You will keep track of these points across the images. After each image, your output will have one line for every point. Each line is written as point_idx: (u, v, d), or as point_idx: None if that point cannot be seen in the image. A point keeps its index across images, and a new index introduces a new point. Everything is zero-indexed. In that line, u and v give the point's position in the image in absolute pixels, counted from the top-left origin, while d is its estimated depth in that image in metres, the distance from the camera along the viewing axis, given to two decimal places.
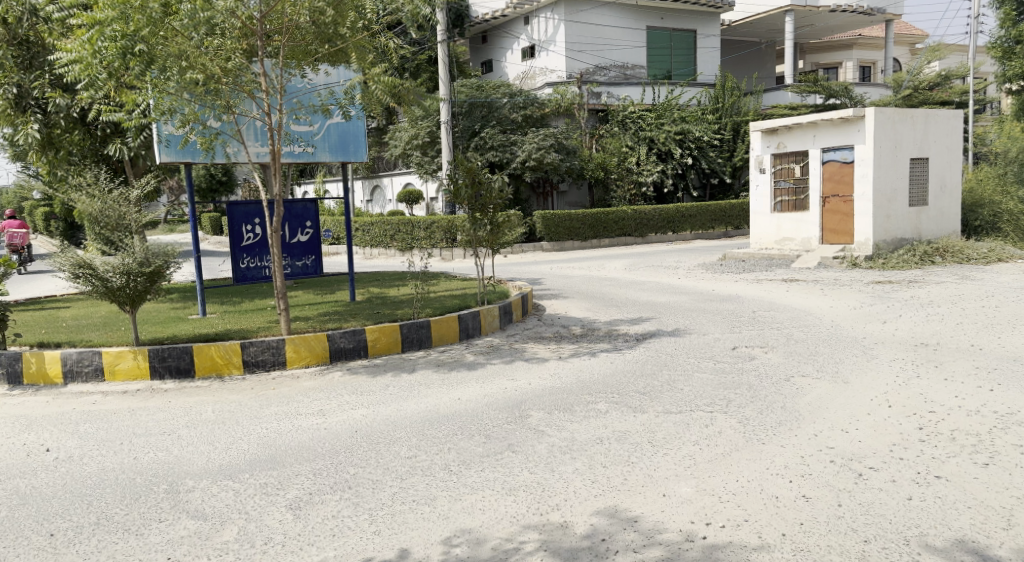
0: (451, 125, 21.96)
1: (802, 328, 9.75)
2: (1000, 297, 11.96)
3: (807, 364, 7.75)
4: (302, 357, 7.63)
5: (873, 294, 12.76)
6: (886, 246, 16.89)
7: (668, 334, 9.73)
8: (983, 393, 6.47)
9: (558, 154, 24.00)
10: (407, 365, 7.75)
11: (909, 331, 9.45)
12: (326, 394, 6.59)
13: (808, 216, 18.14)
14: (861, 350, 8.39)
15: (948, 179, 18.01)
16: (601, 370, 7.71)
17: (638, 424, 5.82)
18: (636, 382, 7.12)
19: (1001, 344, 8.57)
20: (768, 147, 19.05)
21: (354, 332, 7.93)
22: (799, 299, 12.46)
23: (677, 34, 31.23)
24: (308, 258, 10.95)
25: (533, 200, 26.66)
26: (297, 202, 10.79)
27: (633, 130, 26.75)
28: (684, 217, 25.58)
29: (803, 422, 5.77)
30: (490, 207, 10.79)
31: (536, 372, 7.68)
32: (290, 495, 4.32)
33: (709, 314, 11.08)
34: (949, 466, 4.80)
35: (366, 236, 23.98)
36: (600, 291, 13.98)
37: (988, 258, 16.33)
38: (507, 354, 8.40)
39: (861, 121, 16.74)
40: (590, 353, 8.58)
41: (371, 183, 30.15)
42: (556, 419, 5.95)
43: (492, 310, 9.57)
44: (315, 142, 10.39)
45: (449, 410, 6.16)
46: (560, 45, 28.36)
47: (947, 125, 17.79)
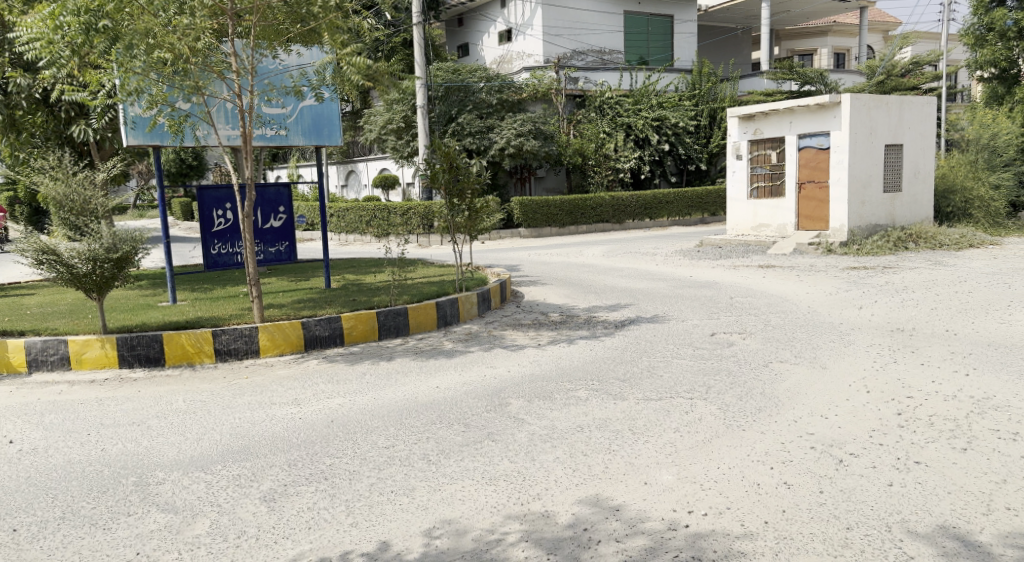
0: (427, 109, 21.78)
1: (780, 314, 9.78)
2: (973, 282, 12.09)
3: (785, 350, 7.78)
4: (276, 345, 7.51)
5: (848, 279, 12.85)
6: (860, 232, 17.01)
7: (646, 320, 9.72)
8: (959, 378, 6.50)
9: (536, 140, 23.96)
10: (385, 353, 7.66)
11: (885, 316, 9.51)
12: (302, 383, 6.49)
13: (784, 203, 18.21)
14: (838, 336, 8.44)
15: (922, 166, 18.16)
16: (580, 357, 7.68)
17: (617, 412, 5.79)
18: (616, 369, 7.10)
19: (976, 329, 8.65)
20: (745, 133, 19.08)
21: (329, 320, 7.83)
22: (776, 285, 12.52)
23: (654, 20, 31.19)
24: (281, 244, 10.79)
25: (511, 185, 26.53)
26: (270, 187, 10.61)
27: (611, 115, 26.68)
28: (661, 204, 25.66)
29: (783, 408, 5.77)
30: (467, 192, 10.69)
31: (514, 359, 7.62)
32: (265, 486, 4.24)
33: (687, 300, 11.10)
34: (928, 451, 4.81)
35: (341, 222, 23.78)
36: (578, 277, 13.96)
37: (960, 244, 16.51)
38: (486, 341, 8.34)
39: (837, 107, 16.79)
40: (569, 340, 8.54)
41: (346, 168, 29.81)
42: (535, 407, 5.91)
43: (471, 297, 9.51)
44: (287, 125, 10.24)
45: (427, 398, 6.09)
46: (538, 29, 28.15)
47: (921, 111, 17.90)
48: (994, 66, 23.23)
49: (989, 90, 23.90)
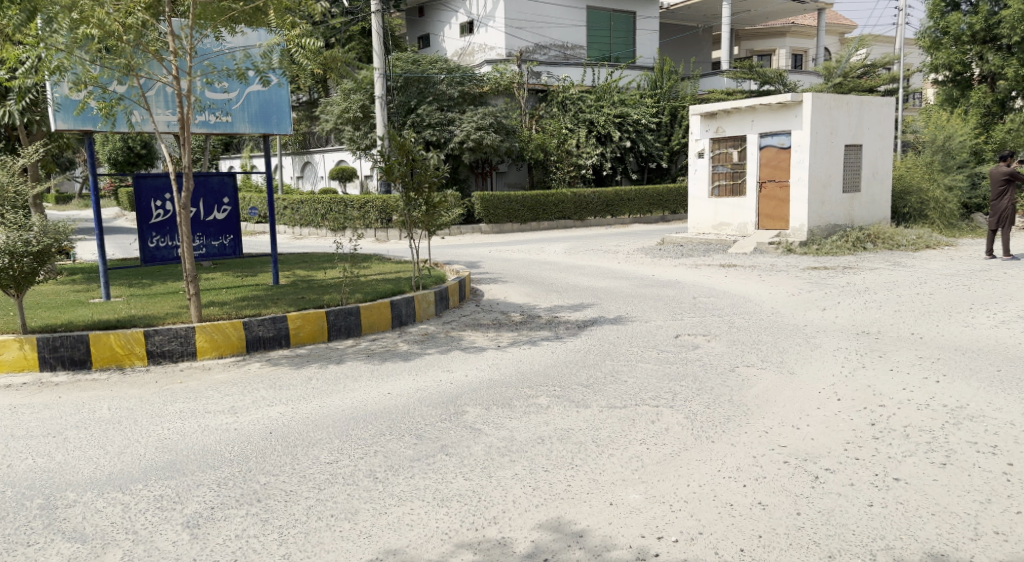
0: (386, 100, 21.25)
1: (745, 315, 9.57)
2: (934, 284, 12.00)
3: (751, 354, 7.54)
4: (215, 347, 7.04)
5: (810, 280, 12.67)
6: (820, 232, 16.95)
7: (609, 321, 9.42)
8: (930, 385, 6.28)
9: (498, 135, 23.60)
10: (333, 355, 7.24)
11: (850, 319, 9.31)
12: (240, 389, 6.06)
13: (745, 202, 18.09)
14: (803, 338, 8.22)
15: (880, 166, 18.17)
16: (540, 361, 7.36)
17: (579, 421, 5.49)
18: (578, 375, 6.80)
19: (942, 332, 8.47)
20: (706, 131, 18.92)
21: (274, 320, 7.37)
22: (739, 285, 12.30)
23: (616, 16, 31.02)
24: (226, 238, 10.27)
25: (472, 180, 26.10)
26: (214, 176, 10.06)
27: (573, 111, 26.39)
28: (622, 201, 25.47)
29: (752, 418, 5.50)
30: (424, 186, 10.25)
31: (471, 364, 7.26)
32: (189, 510, 3.89)
33: (651, 300, 10.82)
34: (906, 467, 4.54)
35: (295, 215, 23.11)
36: (539, 275, 13.59)
37: (917, 244, 16.53)
38: (443, 343, 8.00)
39: (798, 106, 16.67)
40: (530, 342, 8.23)
41: (302, 159, 28.99)
42: (493, 416, 5.58)
43: (427, 296, 9.12)
44: (231, 110, 9.74)
45: (377, 406, 5.72)
46: (499, 21, 27.80)
47: (880, 112, 17.88)
48: (949, 69, 23.42)
49: (944, 92, 24.09)
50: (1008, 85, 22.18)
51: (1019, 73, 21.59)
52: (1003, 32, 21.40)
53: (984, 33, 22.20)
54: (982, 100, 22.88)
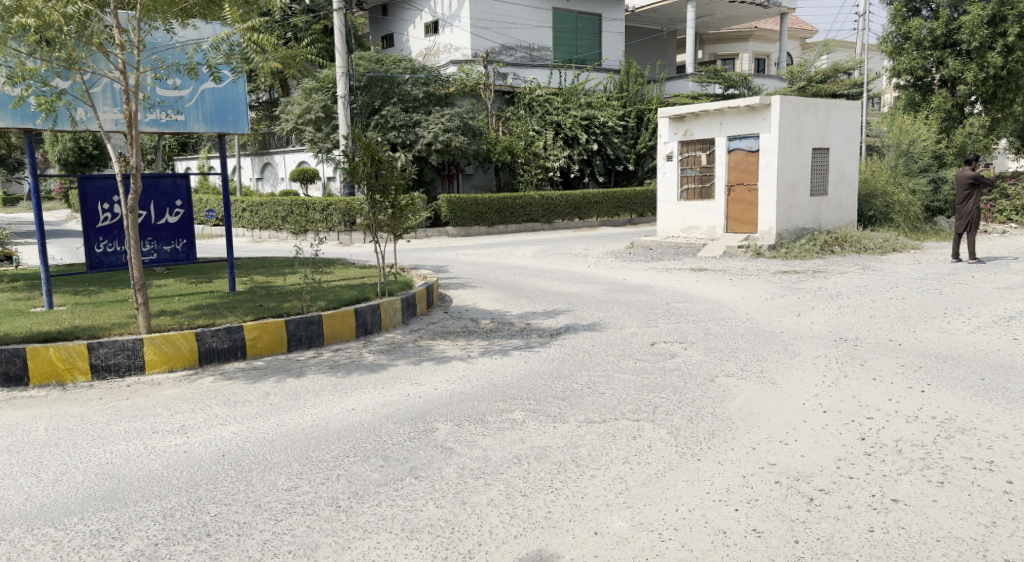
0: (348, 99, 20.79)
1: (719, 321, 9.43)
2: (904, 288, 11.92)
3: (729, 362, 7.35)
4: (166, 359, 6.79)
5: (782, 284, 12.56)
6: (788, 235, 16.87)
7: (583, 328, 9.22)
8: (916, 395, 6.07)
9: (465, 137, 23.27)
10: (294, 367, 7.01)
11: (826, 324, 9.15)
12: (192, 408, 5.90)
13: (714, 205, 17.98)
14: (781, 345, 8.05)
15: (846, 169, 18.15)
16: (514, 374, 7.15)
17: (556, 439, 5.28)
18: (552, 388, 6.59)
19: (919, 337, 8.32)
20: (675, 134, 18.79)
21: (229, 330, 7.13)
22: (711, 289, 12.16)
23: (583, 18, 30.90)
24: (179, 242, 9.80)
25: (438, 182, 25.70)
26: (166, 177, 9.70)
27: (540, 113, 26.02)
28: (590, 204, 25.28)
29: (737, 433, 5.28)
30: (390, 188, 9.89)
31: (440, 377, 7.05)
32: (129, 547, 3.66)
33: (624, 305, 10.60)
34: (903, 486, 4.31)
35: (255, 217, 22.53)
36: (507, 280, 13.32)
37: (884, 248, 16.53)
38: (412, 354, 7.92)
39: (766, 109, 16.57)
40: (502, 353, 8.06)
41: (262, 160, 28.28)
42: (463, 434, 5.35)
43: (393, 303, 9.04)
44: (185, 108, 9.46)
45: (340, 425, 5.48)
46: (464, 21, 27.45)
47: (847, 116, 17.85)
48: (910, 74, 23.36)
49: (905, 97, 24.02)
50: (969, 89, 22.37)
51: (979, 77, 21.84)
52: (965, 38, 21.64)
53: (946, 38, 22.34)
54: (944, 104, 23.00)
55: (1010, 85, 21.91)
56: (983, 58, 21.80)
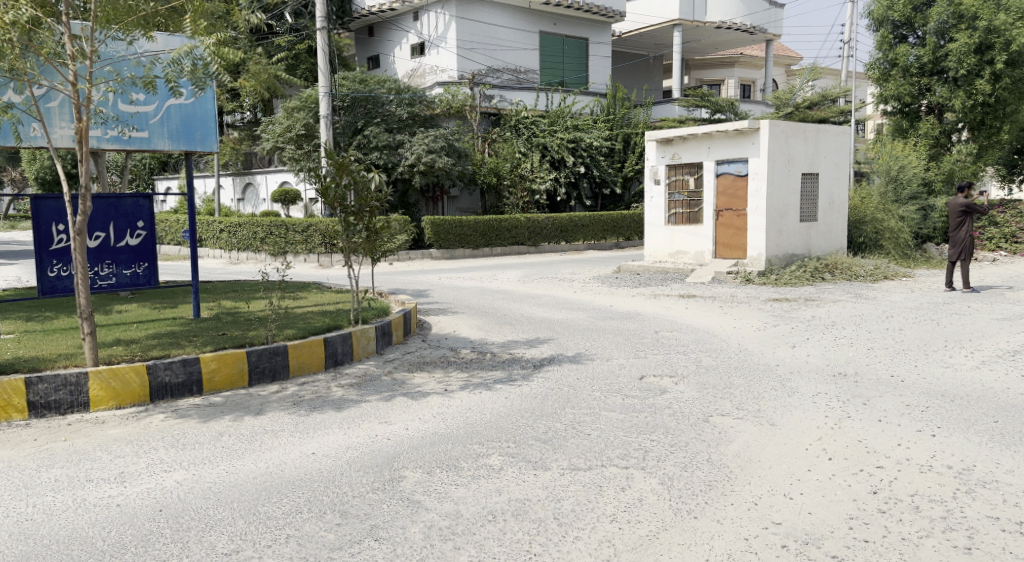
0: (331, 119, 20.31)
1: (710, 352, 8.99)
2: (900, 318, 11.46)
3: (724, 399, 6.89)
4: (113, 395, 6.56)
5: (773, 312, 12.14)
6: (778, 262, 16.49)
7: (567, 359, 8.75)
8: (926, 439, 5.64)
9: (449, 158, 22.82)
10: (253, 405, 6.78)
11: (822, 357, 8.70)
12: (136, 451, 5.59)
13: (701, 230, 17.58)
14: (777, 381, 7.57)
15: (836, 196, 17.82)
16: (494, 411, 6.69)
17: (536, 490, 4.84)
18: (534, 428, 6.11)
19: (922, 373, 7.86)
20: (663, 158, 18.42)
21: (185, 363, 6.93)
22: (700, 317, 11.74)
23: (569, 42, 30.70)
24: (140, 265, 9.30)
25: (422, 204, 25.21)
26: (126, 198, 9.25)
27: (526, 135, 25.87)
28: (577, 227, 24.94)
29: (736, 485, 4.87)
30: (365, 210, 9.41)
31: (413, 415, 6.61)
32: None
33: (611, 334, 10.13)
34: (924, 553, 3.93)
35: (233, 238, 21.97)
36: (489, 305, 12.85)
37: (875, 275, 16.15)
38: (385, 389, 7.47)
39: (755, 133, 16.26)
40: (482, 387, 7.59)
41: (243, 181, 27.60)
42: (431, 487, 4.94)
43: (366, 332, 8.66)
44: (149, 125, 9.05)
45: (298, 474, 5.16)
46: (450, 42, 27.08)
47: (836, 141, 17.53)
48: (898, 101, 23.01)
49: (893, 123, 23.69)
50: (956, 115, 22.11)
51: (968, 104, 21.55)
52: (952, 65, 21.35)
53: (933, 65, 22.00)
54: (932, 131, 22.68)
55: (998, 112, 21.71)
56: (970, 85, 21.46)
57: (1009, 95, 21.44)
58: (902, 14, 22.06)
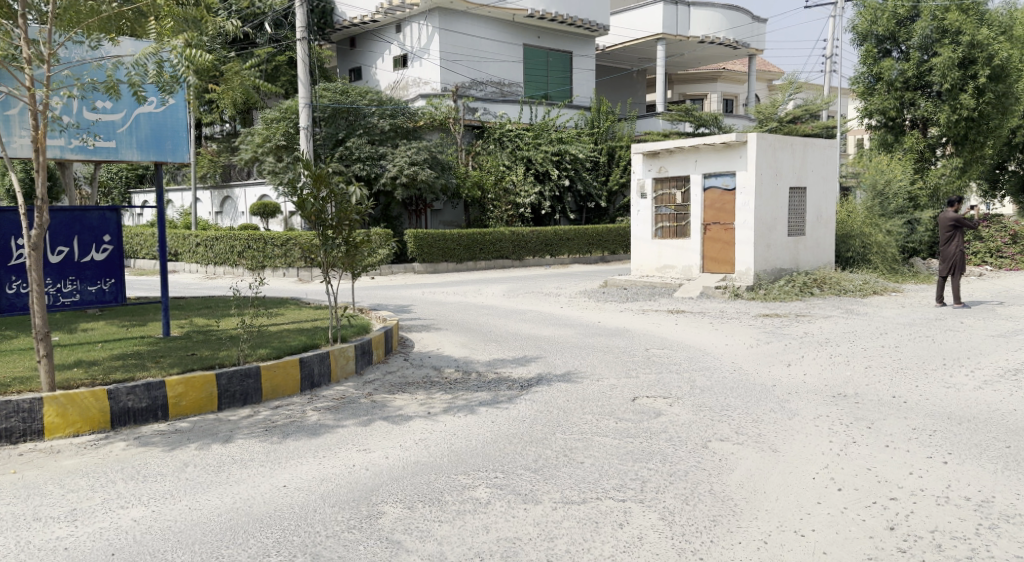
0: (311, 131, 19.90)
1: (703, 371, 8.68)
2: (894, 335, 11.15)
3: (722, 423, 6.58)
4: (69, 422, 6.37)
5: (765, 328, 11.83)
6: (766, 276, 16.20)
7: (556, 378, 8.37)
8: (939, 467, 5.33)
9: (432, 171, 22.47)
10: (221, 432, 6.51)
11: (820, 377, 8.38)
12: (91, 485, 5.38)
13: (689, 244, 17.31)
14: (776, 403, 7.26)
15: (824, 209, 17.59)
16: (479, 436, 6.33)
17: (527, 527, 4.57)
18: (523, 455, 5.77)
19: (925, 394, 7.54)
20: (649, 171, 18.15)
21: (148, 387, 6.70)
22: (689, 334, 11.43)
23: (553, 54, 30.51)
24: (106, 281, 9.07)
25: (405, 217, 24.81)
26: (92, 211, 9.03)
27: (510, 148, 25.55)
28: (562, 240, 24.66)
29: (742, 520, 4.57)
30: (345, 223, 9.00)
31: (392, 441, 6.29)
32: None
33: (599, 352, 9.77)
34: None
35: (209, 252, 21.49)
36: (473, 321, 12.47)
37: (864, 290, 15.93)
38: (363, 413, 7.12)
39: (742, 147, 16.03)
40: (467, 410, 7.22)
41: (222, 194, 26.85)
42: (412, 525, 4.64)
43: (344, 351, 8.32)
44: (116, 135, 8.79)
45: (266, 509, 4.92)
46: (433, 54, 26.79)
47: (823, 155, 17.32)
48: (882, 115, 22.73)
49: (878, 137, 23.30)
50: (941, 130, 21.89)
51: (952, 119, 21.35)
52: (936, 79, 21.14)
53: (917, 80, 21.78)
54: (917, 145, 22.45)
55: (981, 126, 21.56)
56: (955, 99, 21.28)
57: (992, 110, 21.29)
58: (887, 28, 21.83)
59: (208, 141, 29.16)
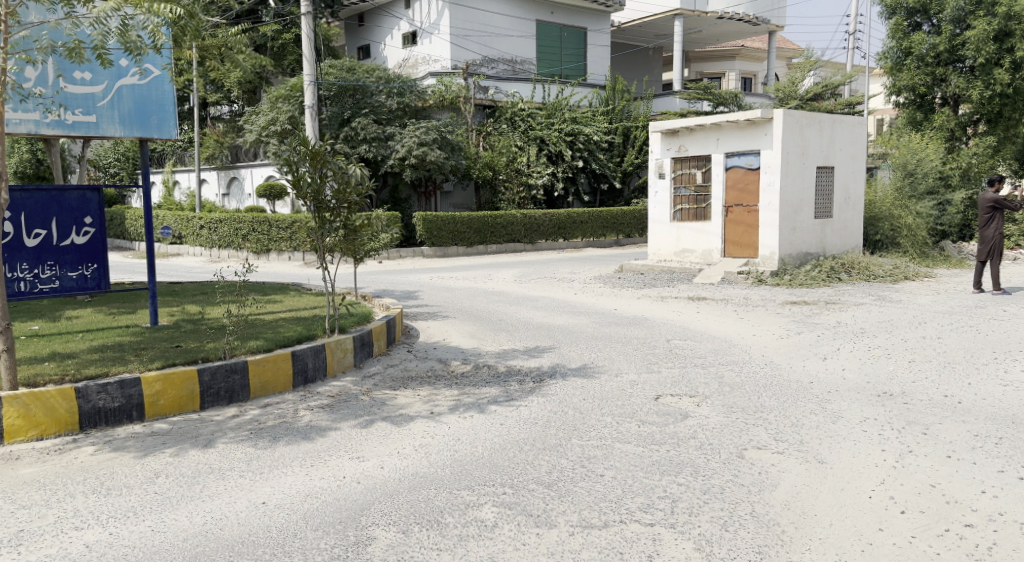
0: (316, 109, 19.19)
1: (732, 366, 7.97)
2: (934, 324, 10.39)
3: (757, 428, 5.89)
4: (33, 424, 5.74)
5: (794, 317, 11.09)
6: (791, 261, 15.43)
7: (572, 372, 7.69)
8: (1017, 486, 4.64)
9: (441, 151, 21.73)
10: (202, 435, 5.87)
11: (861, 373, 7.65)
12: (47, 501, 4.75)
13: (709, 227, 16.55)
14: (815, 404, 6.55)
15: (852, 190, 16.76)
16: (487, 441, 5.67)
17: (540, 558, 3.95)
18: (535, 466, 5.12)
19: (981, 393, 6.82)
20: (668, 150, 17.37)
21: (122, 385, 6.06)
22: (713, 323, 10.71)
23: (567, 30, 29.62)
24: (88, 266, 8.46)
25: (414, 199, 24.17)
26: (72, 191, 8.39)
27: (522, 128, 24.93)
28: (576, 224, 23.92)
29: (793, 553, 3.93)
30: (343, 206, 8.32)
31: (391, 446, 5.64)
32: None
33: (619, 343, 9.08)
34: None
35: (214, 235, 20.91)
36: (483, 309, 11.79)
37: (894, 275, 15.14)
38: (360, 412, 6.47)
39: (767, 123, 15.22)
40: (475, 409, 6.54)
41: (228, 175, 26.22)
42: (406, 554, 4.01)
43: (341, 343, 7.67)
44: (97, 108, 8.15)
45: (240, 533, 4.28)
46: (444, 30, 26.00)
47: (852, 132, 16.48)
48: (911, 91, 21.86)
49: (907, 115, 22.54)
50: (973, 107, 20.96)
51: (985, 96, 20.41)
52: (969, 53, 20.18)
53: (949, 54, 20.86)
54: (947, 123, 21.53)
55: (1015, 103, 20.59)
56: (989, 74, 20.32)
57: None
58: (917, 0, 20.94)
59: (215, 122, 28.59)
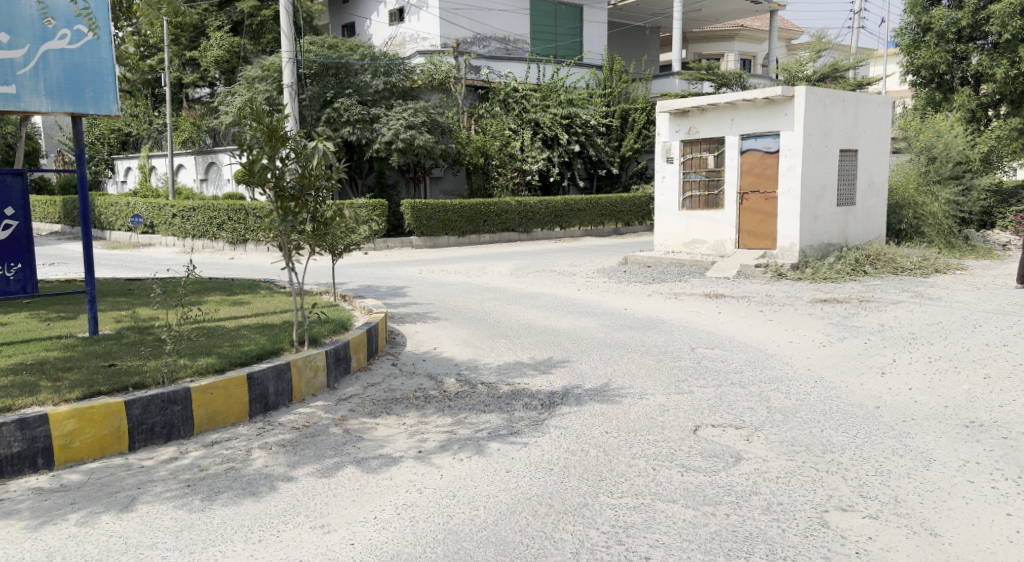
0: (297, 88, 17.74)
1: (777, 386, 6.67)
2: (992, 327, 9.13)
3: (834, 478, 4.63)
4: None
5: (829, 319, 9.81)
6: (812, 253, 14.19)
7: (587, 395, 6.40)
8: None
9: (431, 134, 20.38)
10: (124, 490, 4.57)
11: (935, 395, 6.38)
12: None
13: (722, 215, 15.27)
14: (895, 440, 5.29)
15: (875, 175, 15.51)
16: (489, 500, 4.37)
17: None
18: (558, 544, 3.85)
19: None
20: (677, 132, 16.04)
21: (24, 424, 4.76)
22: (739, 327, 9.42)
23: (562, 7, 28.17)
24: (10, 266, 7.14)
25: (402, 186, 22.80)
26: None
27: (516, 111, 23.48)
28: (573, 211, 22.63)
29: None
30: (309, 193, 6.96)
31: (367, 506, 4.34)
32: None
33: (638, 354, 7.78)
34: None
35: (185, 224, 19.55)
36: (478, 309, 10.44)
37: (924, 267, 13.92)
38: (328, 452, 5.18)
39: (789, 102, 13.92)
40: (474, 447, 5.24)
41: (205, 159, 24.69)
42: None
43: (310, 360, 6.36)
44: (17, 77, 6.77)
45: None
46: (433, 6, 24.56)
47: (876, 112, 15.20)
48: (930, 70, 20.61)
49: (924, 95, 21.41)
50: (996, 87, 19.71)
51: (1009, 75, 19.13)
52: (993, 29, 18.87)
53: (971, 29, 19.61)
54: (967, 104, 20.33)
55: None
56: (1014, 51, 19.05)
57: None
58: None
59: (192, 104, 27.12)
